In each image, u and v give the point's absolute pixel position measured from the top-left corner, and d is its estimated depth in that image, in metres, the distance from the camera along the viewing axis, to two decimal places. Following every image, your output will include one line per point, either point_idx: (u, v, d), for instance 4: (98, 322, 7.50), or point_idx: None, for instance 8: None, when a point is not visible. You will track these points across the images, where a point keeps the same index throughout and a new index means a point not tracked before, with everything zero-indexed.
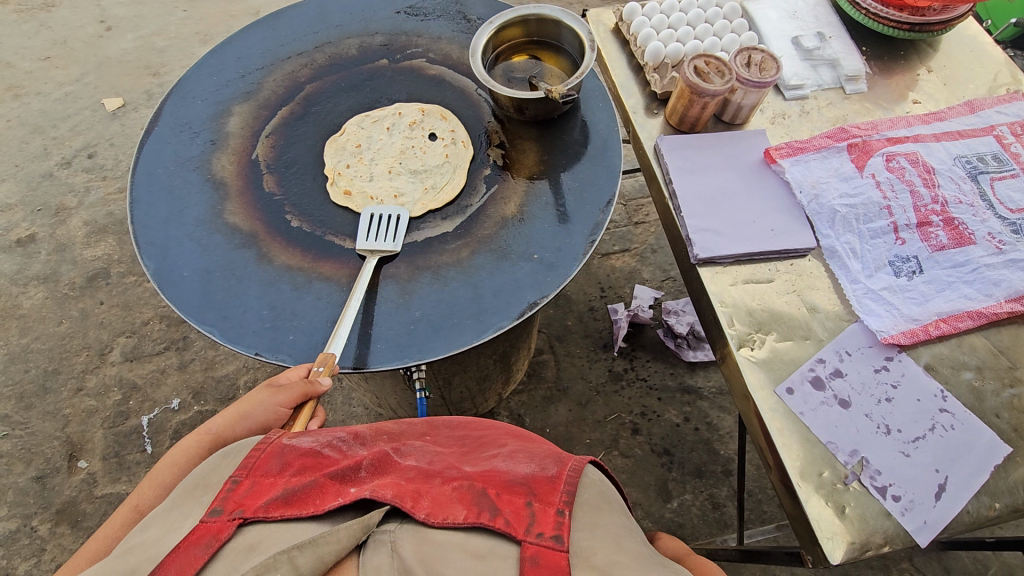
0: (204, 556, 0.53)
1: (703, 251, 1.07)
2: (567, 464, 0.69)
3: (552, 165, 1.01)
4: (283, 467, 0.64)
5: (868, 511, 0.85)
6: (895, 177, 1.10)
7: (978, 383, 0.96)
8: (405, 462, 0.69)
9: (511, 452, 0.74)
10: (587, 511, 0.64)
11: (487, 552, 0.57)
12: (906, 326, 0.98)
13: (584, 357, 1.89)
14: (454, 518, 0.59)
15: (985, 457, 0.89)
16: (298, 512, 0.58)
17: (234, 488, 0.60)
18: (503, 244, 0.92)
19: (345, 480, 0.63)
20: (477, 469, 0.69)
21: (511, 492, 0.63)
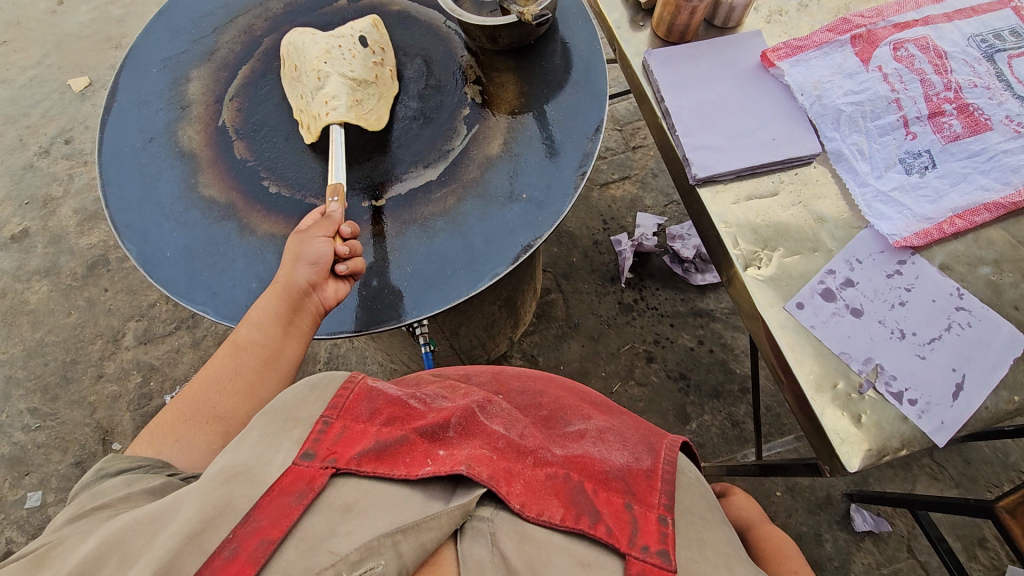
0: (299, 507, 0.55)
1: (702, 170, 1.01)
2: (660, 457, 0.73)
3: (533, 96, 0.95)
4: (373, 413, 0.66)
5: (885, 418, 0.84)
6: (904, 67, 1.02)
7: (996, 277, 0.92)
8: (494, 427, 0.67)
9: (601, 433, 0.75)
10: (691, 527, 0.66)
11: (591, 561, 0.58)
12: (919, 227, 0.94)
13: (593, 292, 1.87)
14: (553, 515, 0.60)
15: (1004, 352, 0.87)
16: (388, 471, 0.60)
17: (324, 431, 0.62)
18: (491, 187, 0.87)
19: (434, 439, 0.64)
20: (569, 452, 0.69)
21: (609, 490, 0.65)
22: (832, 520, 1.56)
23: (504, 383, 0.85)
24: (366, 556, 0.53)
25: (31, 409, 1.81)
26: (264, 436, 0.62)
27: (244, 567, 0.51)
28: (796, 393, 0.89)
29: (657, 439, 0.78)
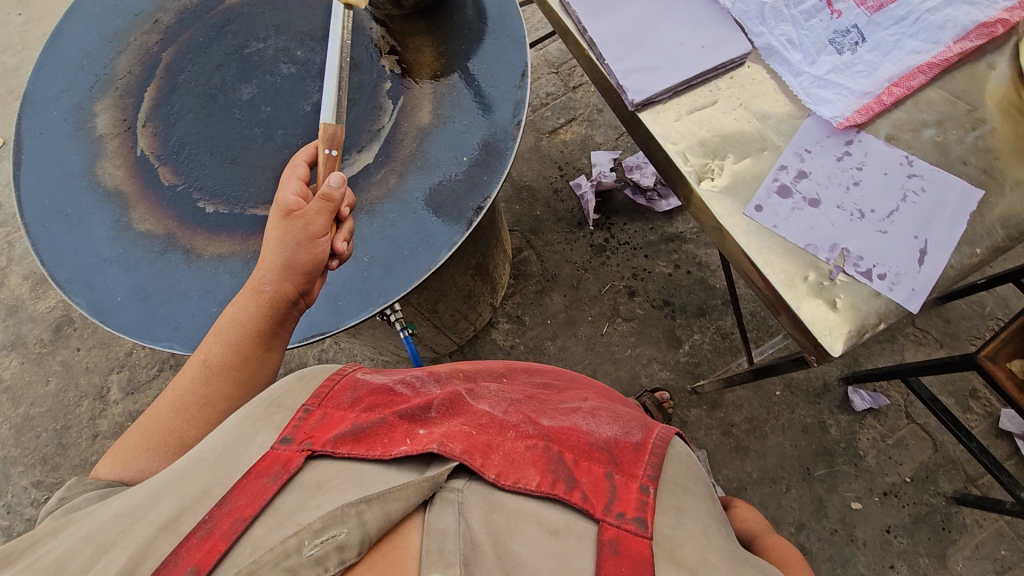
0: (273, 487, 0.56)
1: (638, 94, 0.99)
2: (652, 435, 0.73)
3: (453, 53, 0.92)
4: (354, 402, 0.68)
5: (858, 297, 0.86)
6: None
7: (941, 137, 0.93)
8: (478, 406, 0.71)
9: (593, 410, 0.78)
10: (671, 494, 0.65)
11: (563, 527, 0.58)
12: (860, 104, 0.94)
13: (563, 241, 1.86)
14: (526, 483, 0.61)
15: (961, 209, 0.89)
16: (363, 452, 0.61)
17: (305, 417, 0.64)
18: (429, 157, 0.85)
19: (414, 420, 0.66)
20: (554, 425, 0.71)
21: (590, 461, 0.65)
22: (832, 405, 1.62)
23: (505, 372, 0.88)
24: (330, 524, 0.53)
25: (35, 483, 1.79)
26: (245, 422, 0.64)
27: (218, 543, 0.52)
28: (770, 293, 0.91)
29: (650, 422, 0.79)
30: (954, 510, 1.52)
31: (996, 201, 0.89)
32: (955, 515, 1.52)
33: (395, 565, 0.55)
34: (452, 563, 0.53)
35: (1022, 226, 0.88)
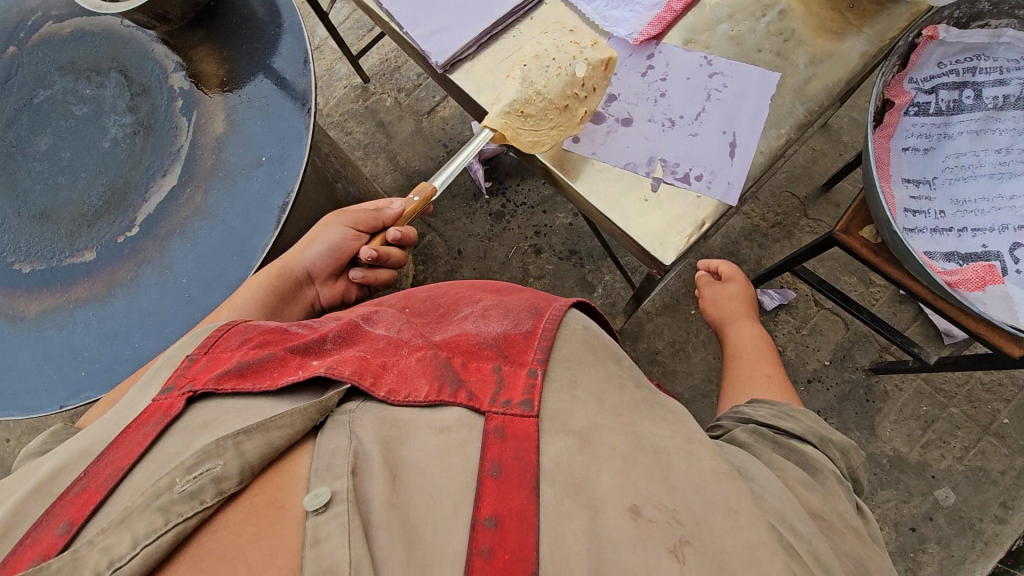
0: (152, 434, 0.55)
1: (441, 55, 0.99)
2: (543, 317, 0.73)
3: (235, 56, 0.90)
4: (244, 342, 0.67)
5: (681, 203, 0.89)
6: None
7: (735, 31, 0.96)
8: (376, 330, 0.70)
9: (484, 310, 0.76)
10: (566, 370, 0.65)
11: (453, 424, 0.57)
12: (652, 17, 0.96)
13: (462, 216, 1.85)
14: (415, 394, 0.60)
15: (762, 95, 0.91)
16: (248, 385, 0.60)
17: (190, 365, 0.63)
18: (229, 165, 0.84)
19: (307, 352, 0.65)
20: (446, 336, 0.71)
21: (478, 359, 0.65)
22: None
23: (406, 299, 0.87)
24: (203, 460, 0.49)
25: None
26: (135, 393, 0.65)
27: (92, 496, 0.50)
28: (598, 216, 0.93)
29: (544, 305, 0.78)
30: (874, 380, 1.59)
31: (792, 80, 0.92)
32: (876, 384, 1.59)
33: (281, 490, 0.50)
34: (339, 473, 0.49)
35: (819, 100, 0.91)
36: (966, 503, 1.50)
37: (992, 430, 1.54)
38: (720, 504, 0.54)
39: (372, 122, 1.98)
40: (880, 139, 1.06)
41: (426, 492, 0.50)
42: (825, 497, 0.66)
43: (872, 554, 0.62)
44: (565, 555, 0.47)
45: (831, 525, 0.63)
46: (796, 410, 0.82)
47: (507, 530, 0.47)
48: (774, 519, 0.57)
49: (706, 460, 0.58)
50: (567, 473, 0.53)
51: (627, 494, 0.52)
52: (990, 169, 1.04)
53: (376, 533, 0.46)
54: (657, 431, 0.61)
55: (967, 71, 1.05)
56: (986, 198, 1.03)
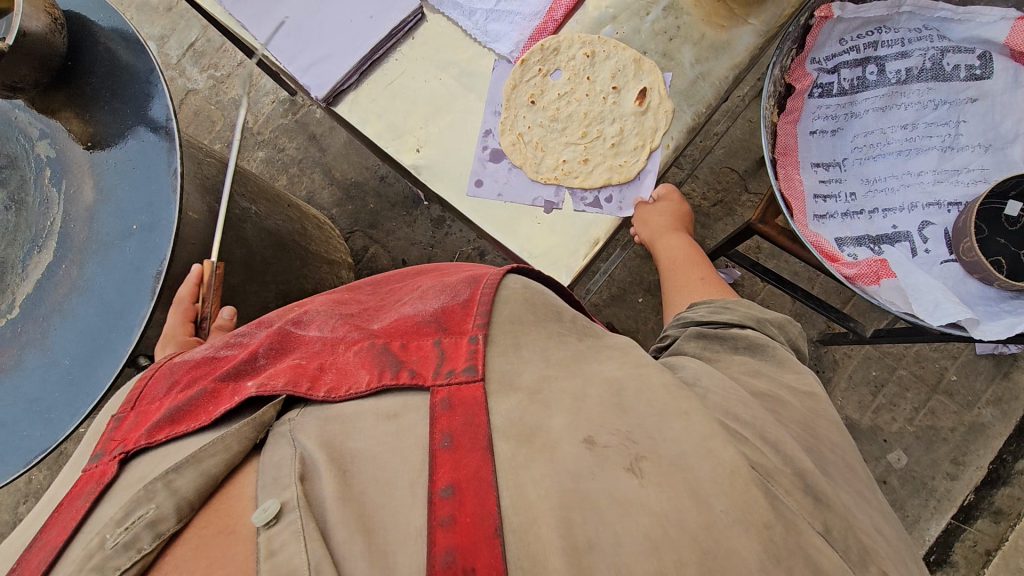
0: (85, 506, 0.49)
1: (321, 88, 0.95)
2: (480, 283, 0.66)
3: (98, 118, 0.87)
4: (171, 388, 0.61)
5: (577, 221, 0.87)
6: None
7: (620, 33, 0.94)
8: (309, 333, 0.65)
9: (423, 292, 0.70)
10: (509, 331, 0.60)
11: (401, 408, 0.52)
12: (532, 28, 0.95)
13: (403, 225, 1.82)
14: (357, 387, 0.55)
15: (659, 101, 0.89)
16: (183, 428, 0.54)
17: (118, 426, 0.57)
18: (103, 236, 0.82)
19: (241, 376, 0.59)
20: (383, 326, 0.65)
21: (419, 338, 0.60)
22: None
23: (348, 291, 0.84)
24: (134, 507, 0.44)
25: None
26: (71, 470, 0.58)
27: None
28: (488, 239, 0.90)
29: (482, 272, 0.70)
30: (824, 351, 1.60)
31: (678, 82, 0.90)
32: (825, 355, 1.60)
33: (231, 511, 0.45)
34: (287, 483, 0.45)
35: (706, 100, 0.89)
36: (919, 462, 1.52)
37: (941, 388, 1.55)
38: (671, 412, 0.49)
39: (304, 136, 1.92)
40: (785, 125, 1.01)
41: (379, 480, 0.46)
42: (772, 378, 0.61)
43: (820, 420, 0.58)
44: (528, 503, 0.43)
45: (778, 400, 0.58)
46: (733, 301, 0.76)
47: (466, 494, 0.43)
48: (720, 416, 0.52)
49: (655, 376, 0.53)
50: (521, 426, 0.48)
51: (580, 428, 0.48)
52: (897, 146, 1.02)
53: (332, 534, 0.41)
54: (604, 367, 0.56)
55: (869, 46, 1.01)
56: (895, 175, 1.01)
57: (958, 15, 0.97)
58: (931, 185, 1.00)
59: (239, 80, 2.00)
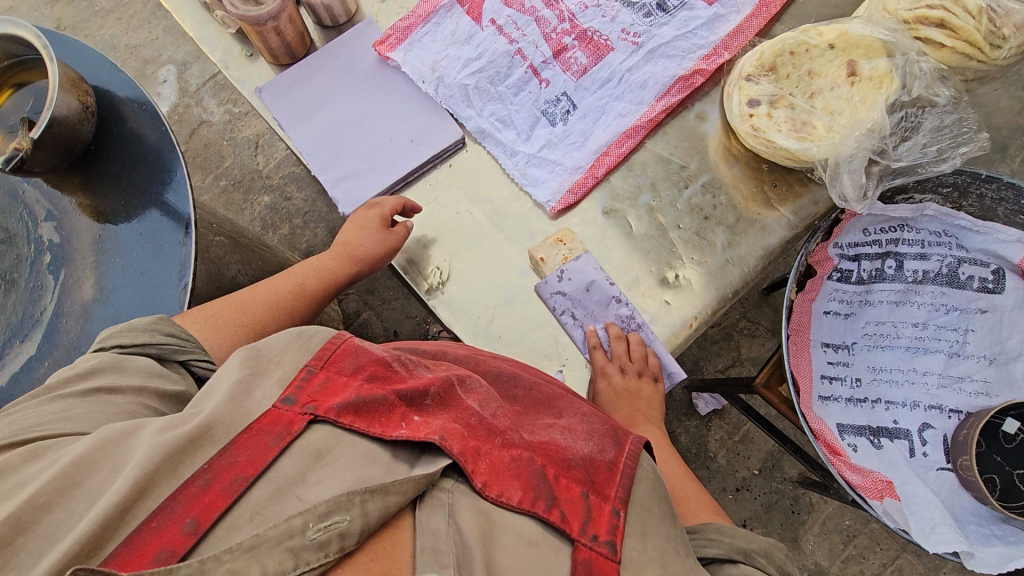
0: (274, 450, 0.51)
1: (350, 205, 0.93)
2: (624, 449, 0.67)
3: (112, 211, 0.82)
4: (359, 368, 0.60)
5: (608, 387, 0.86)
6: (515, 11, 0.96)
7: (656, 201, 0.92)
8: (476, 400, 0.64)
9: (568, 424, 0.70)
10: (639, 516, 0.60)
11: (541, 540, 0.54)
12: (572, 181, 0.92)
13: (401, 296, 1.79)
14: (510, 497, 0.55)
15: (696, 276, 0.89)
16: (362, 430, 0.55)
17: (307, 377, 0.57)
18: (93, 340, 0.78)
19: (411, 406, 0.59)
20: (536, 438, 0.64)
21: (570, 477, 0.60)
22: (679, 413, 1.68)
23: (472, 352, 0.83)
24: (334, 511, 0.48)
25: None
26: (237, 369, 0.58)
27: (217, 500, 0.48)
28: None
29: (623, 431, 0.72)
30: (801, 492, 1.61)
31: (707, 261, 0.90)
32: (802, 496, 1.61)
33: (392, 559, 0.50)
34: (447, 564, 0.49)
35: (733, 284, 0.89)
36: None
37: (910, 548, 1.56)
38: None
39: (313, 188, 1.89)
40: (802, 301, 1.03)
41: None
42: None
43: None
44: None
45: None
46: (717, 525, 0.70)
47: None
48: None
49: None
50: None
51: None
52: (906, 341, 1.03)
53: None
54: None
55: (890, 241, 1.03)
56: (901, 368, 1.03)
57: (975, 228, 0.99)
58: (935, 388, 1.01)
59: (256, 119, 1.96)
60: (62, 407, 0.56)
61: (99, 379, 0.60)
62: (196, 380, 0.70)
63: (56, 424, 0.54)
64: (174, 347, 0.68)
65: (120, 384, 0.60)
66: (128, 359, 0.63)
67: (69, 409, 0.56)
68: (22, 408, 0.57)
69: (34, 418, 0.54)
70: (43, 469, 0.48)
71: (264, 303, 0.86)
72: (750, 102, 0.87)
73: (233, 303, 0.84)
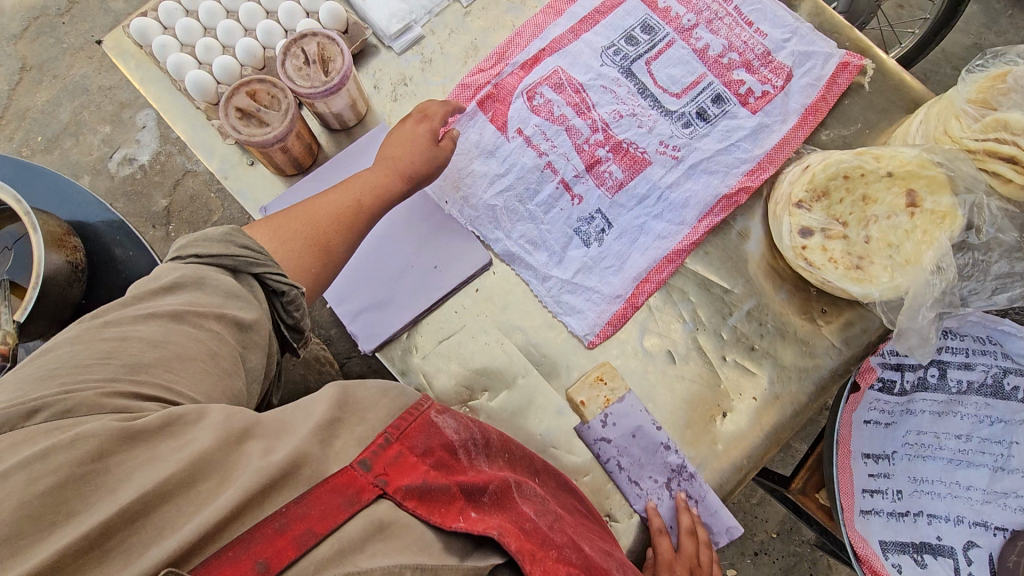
0: (344, 516, 0.47)
1: (370, 340, 0.85)
2: None
3: None
4: (431, 451, 0.55)
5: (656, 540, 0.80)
6: (544, 120, 0.89)
7: (699, 329, 0.86)
8: (529, 505, 0.58)
9: (623, 561, 0.64)
10: None
11: None
12: (611, 310, 0.85)
13: None
14: None
15: (746, 413, 0.83)
16: (425, 517, 0.51)
17: (383, 447, 0.53)
18: None
19: (470, 499, 0.55)
20: (594, 556, 0.58)
21: None
22: None
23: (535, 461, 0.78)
24: None
25: None
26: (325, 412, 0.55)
27: (287, 549, 0.44)
28: None
29: None
30: (819, 555, 1.59)
31: (757, 396, 0.84)
32: (821, 559, 1.60)
33: None
34: None
35: (784, 420, 0.83)
36: None
37: None
38: None
39: None
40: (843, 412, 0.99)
41: None
42: None
43: None
44: None
45: None
46: None
47: None
48: None
49: None
50: None
51: None
52: (949, 453, 0.99)
53: None
54: None
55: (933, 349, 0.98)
56: (944, 481, 0.99)
57: (1021, 333, 0.95)
58: (979, 503, 0.98)
59: None
60: (160, 331, 0.57)
61: (182, 295, 0.62)
62: (270, 293, 0.70)
63: (158, 369, 0.55)
64: (248, 260, 0.68)
65: (208, 321, 0.61)
66: (209, 275, 0.64)
67: (166, 342, 0.56)
68: (123, 322, 0.57)
69: (138, 353, 0.55)
70: (171, 451, 0.47)
71: (330, 215, 0.78)
72: (802, 231, 0.81)
73: (299, 213, 0.77)
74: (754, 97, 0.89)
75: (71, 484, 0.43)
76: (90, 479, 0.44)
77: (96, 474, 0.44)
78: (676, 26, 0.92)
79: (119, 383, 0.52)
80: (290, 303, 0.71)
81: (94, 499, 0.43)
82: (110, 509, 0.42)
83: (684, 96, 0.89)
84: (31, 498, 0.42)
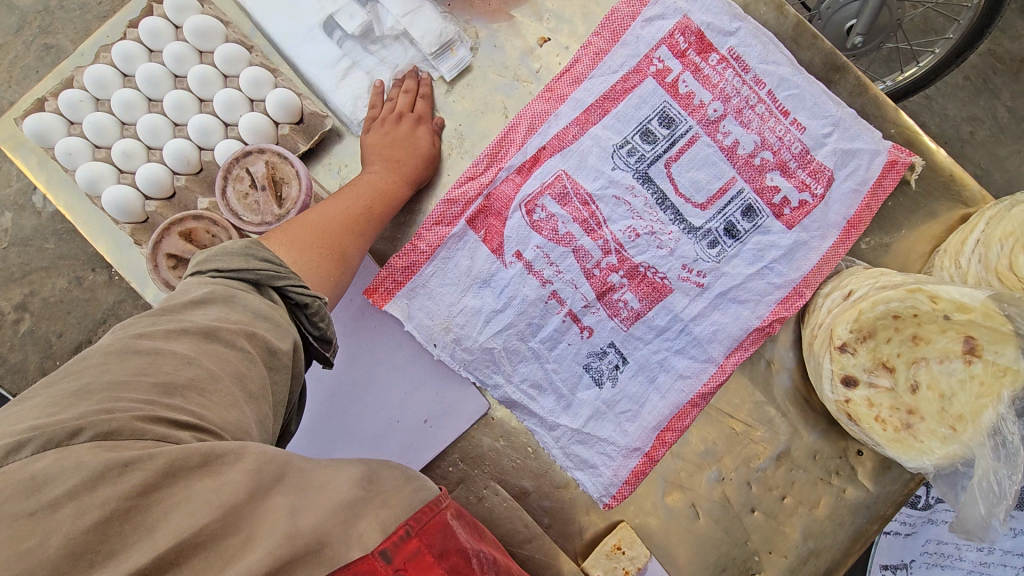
0: None
1: None
2: None
3: None
4: (453, 553, 0.44)
5: None
6: (546, 240, 0.75)
7: (725, 479, 0.78)
8: None
9: None
10: None
11: None
12: (627, 465, 0.75)
13: None
14: None
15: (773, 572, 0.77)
16: None
17: (403, 539, 0.42)
18: None
19: None
20: None
21: None
22: None
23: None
24: None
25: None
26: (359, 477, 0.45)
27: None
28: None
29: None
30: None
31: (785, 552, 0.77)
32: None
33: None
34: None
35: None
36: None
37: None
38: None
39: None
40: None
41: None
42: None
43: None
44: None
45: None
46: None
47: None
48: None
49: None
50: None
51: None
52: (969, 564, 0.94)
53: None
54: None
55: None
56: None
57: None
58: None
59: None
60: (192, 350, 0.48)
61: (210, 314, 0.50)
62: (293, 307, 0.58)
63: (192, 392, 0.46)
64: (271, 273, 0.56)
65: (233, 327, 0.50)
66: (239, 294, 0.53)
67: (201, 360, 0.47)
68: (155, 335, 0.48)
69: (173, 373, 0.46)
70: (210, 491, 0.40)
71: (341, 222, 0.68)
72: (845, 381, 0.71)
73: (312, 223, 0.66)
74: (789, 208, 0.76)
75: (115, 518, 0.39)
76: (132, 516, 0.39)
77: (136, 511, 0.39)
78: (699, 117, 0.76)
79: (156, 407, 0.44)
80: (315, 315, 0.59)
81: (134, 540, 0.39)
82: (148, 554, 0.38)
83: (709, 207, 0.76)
84: (75, 536, 0.37)
